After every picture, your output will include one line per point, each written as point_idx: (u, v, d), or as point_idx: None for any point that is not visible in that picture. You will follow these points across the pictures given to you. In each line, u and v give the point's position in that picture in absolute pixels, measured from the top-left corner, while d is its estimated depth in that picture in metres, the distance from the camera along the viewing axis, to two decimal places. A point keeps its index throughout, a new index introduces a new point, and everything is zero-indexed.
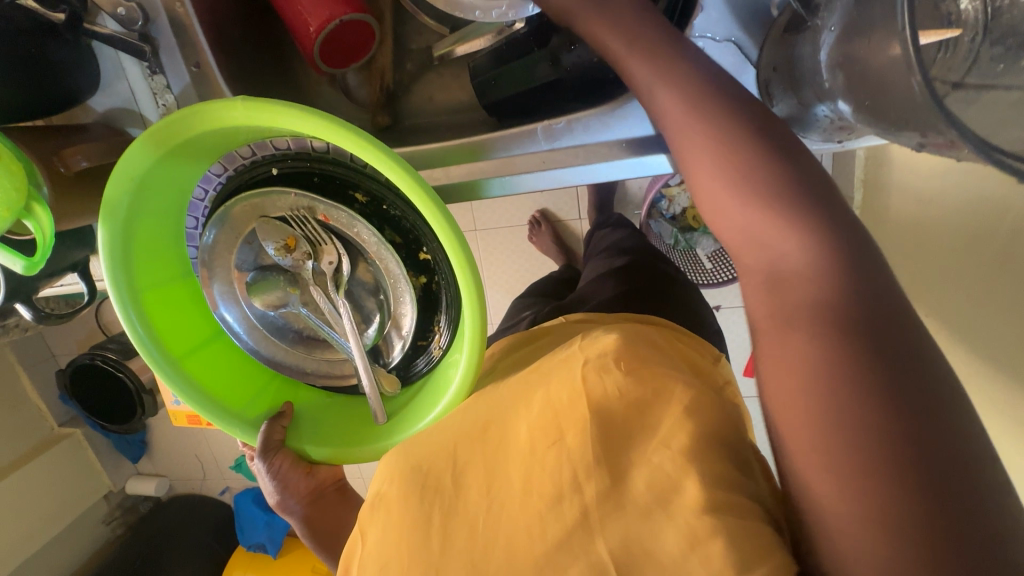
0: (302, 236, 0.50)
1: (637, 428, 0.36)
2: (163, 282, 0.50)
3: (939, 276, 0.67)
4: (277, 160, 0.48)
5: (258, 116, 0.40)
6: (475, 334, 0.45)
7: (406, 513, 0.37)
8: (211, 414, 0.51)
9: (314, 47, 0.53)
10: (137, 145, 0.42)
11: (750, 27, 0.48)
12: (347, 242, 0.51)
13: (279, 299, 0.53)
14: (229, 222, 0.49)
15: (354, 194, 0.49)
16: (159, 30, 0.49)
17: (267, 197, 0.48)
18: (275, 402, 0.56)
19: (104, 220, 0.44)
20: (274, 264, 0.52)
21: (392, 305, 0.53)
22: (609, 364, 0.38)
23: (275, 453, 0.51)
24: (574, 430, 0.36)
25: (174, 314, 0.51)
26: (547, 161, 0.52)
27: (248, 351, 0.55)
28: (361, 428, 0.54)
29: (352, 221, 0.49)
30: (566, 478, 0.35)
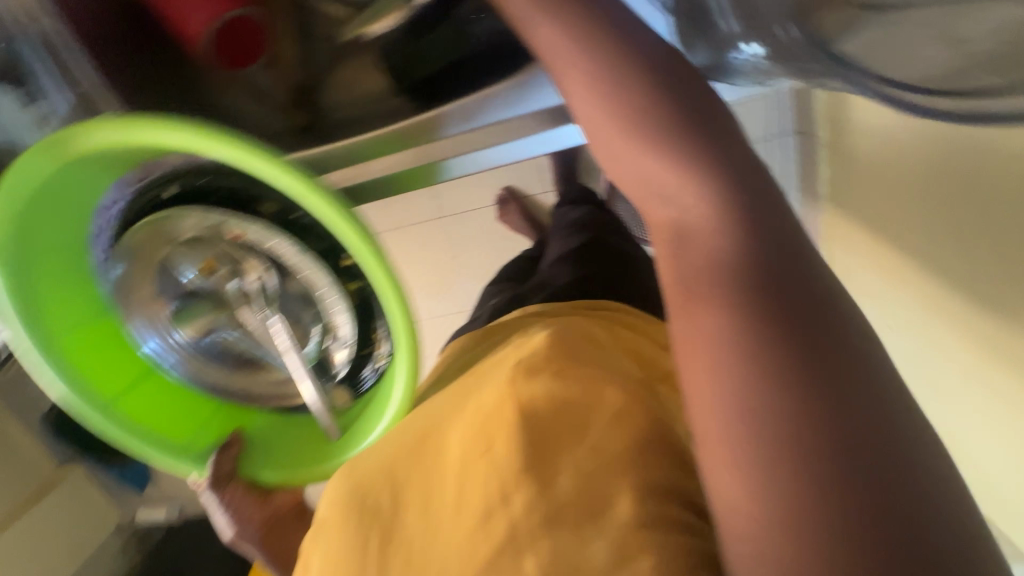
0: (218, 256, 0.48)
1: (567, 431, 0.36)
2: (76, 324, 0.48)
3: (906, 213, 0.64)
4: (172, 176, 0.44)
5: (132, 133, 0.38)
6: (407, 331, 0.42)
7: (345, 538, 0.37)
8: (149, 451, 0.48)
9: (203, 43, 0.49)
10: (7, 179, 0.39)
11: None
12: (267, 255, 0.48)
13: (207, 326, 0.51)
14: (139, 253, 0.48)
15: (263, 204, 0.44)
16: (27, 57, 0.49)
17: (169, 220, 0.46)
18: (224, 432, 0.53)
19: None
20: (196, 289, 0.50)
21: (327, 315, 0.50)
22: (538, 370, 0.38)
23: (226, 484, 0.50)
24: (502, 438, 0.35)
25: (99, 355, 0.49)
26: (467, 142, 0.51)
27: (187, 382, 0.53)
28: (315, 446, 0.52)
29: (267, 234, 0.45)
30: (495, 490, 0.34)
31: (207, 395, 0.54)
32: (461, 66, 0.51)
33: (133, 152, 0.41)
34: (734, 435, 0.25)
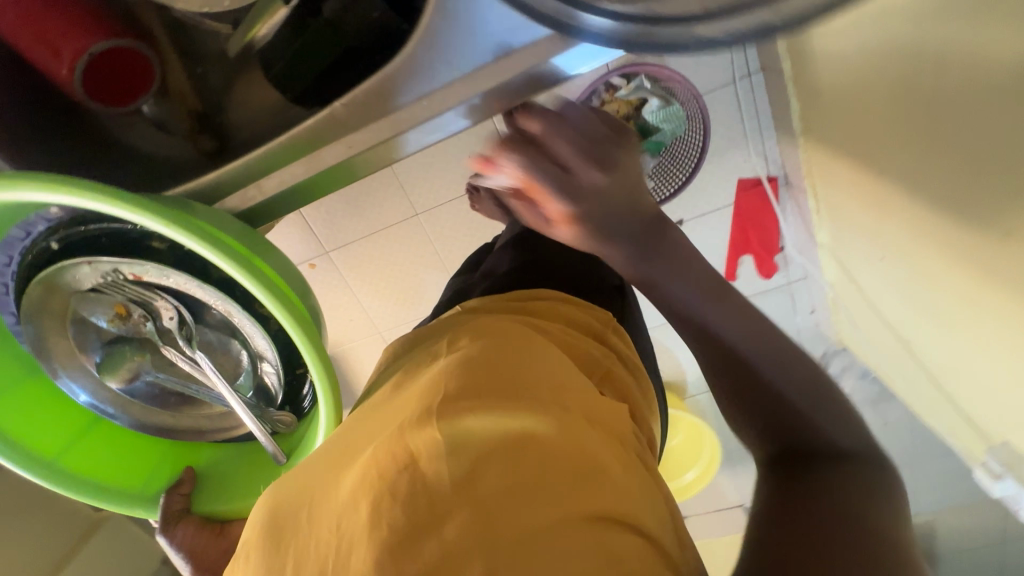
0: (128, 300, 0.47)
1: (505, 435, 0.32)
2: (3, 389, 0.48)
3: (857, 151, 0.58)
4: (53, 231, 0.43)
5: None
6: (314, 355, 0.45)
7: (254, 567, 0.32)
8: (103, 501, 0.51)
9: (84, 88, 0.48)
10: None
11: None
12: (174, 292, 0.47)
13: (133, 371, 0.50)
14: (43, 312, 0.46)
15: (153, 241, 0.44)
16: None
17: (61, 274, 0.44)
18: (175, 470, 0.55)
19: None
20: (117, 335, 0.49)
21: (251, 343, 0.50)
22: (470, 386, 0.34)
23: (176, 522, 0.52)
24: (429, 447, 0.31)
25: (30, 415, 0.49)
26: (353, 144, 0.45)
27: (132, 428, 0.53)
28: (259, 475, 0.53)
29: (162, 274, 0.44)
30: (422, 505, 0.29)
31: (158, 436, 0.55)
32: (343, 65, 0.48)
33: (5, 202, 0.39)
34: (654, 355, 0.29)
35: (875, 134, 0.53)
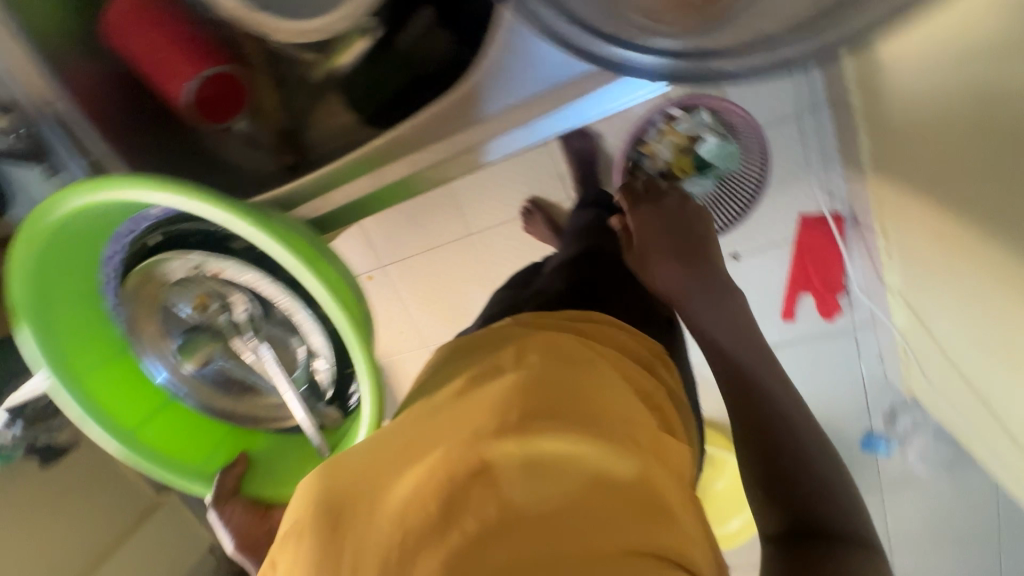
0: (209, 292, 0.53)
1: (570, 453, 0.33)
2: (100, 363, 0.55)
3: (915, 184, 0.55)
4: (156, 226, 0.50)
5: (100, 188, 0.43)
6: (362, 350, 0.46)
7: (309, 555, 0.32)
8: (167, 475, 0.55)
9: (189, 107, 0.55)
10: (18, 245, 0.46)
11: None
12: (247, 288, 0.52)
13: (205, 358, 0.55)
14: (142, 297, 0.54)
15: (236, 241, 0.49)
16: (49, 132, 0.54)
17: (159, 265, 0.51)
18: (228, 452, 0.59)
19: (21, 321, 0.49)
20: (196, 324, 0.55)
21: (308, 340, 0.54)
22: (544, 409, 0.35)
23: (227, 502, 0.54)
24: (501, 459, 0.32)
25: (117, 386, 0.55)
26: (416, 161, 0.49)
27: (200, 409, 0.59)
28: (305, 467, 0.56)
29: (239, 271, 0.50)
30: (489, 514, 0.31)
31: (220, 421, 0.60)
32: (413, 90, 0.53)
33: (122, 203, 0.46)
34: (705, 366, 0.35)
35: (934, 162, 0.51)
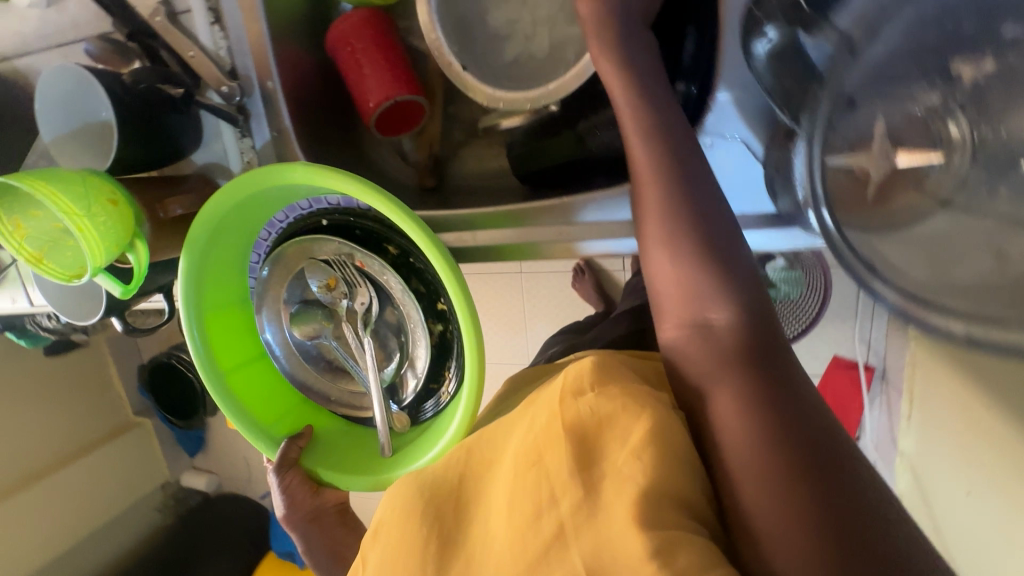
0: (340, 278, 0.60)
1: (608, 440, 0.41)
2: (222, 307, 0.60)
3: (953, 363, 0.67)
4: (327, 212, 0.59)
5: (315, 178, 0.50)
6: (473, 371, 0.51)
7: (406, 535, 0.45)
8: (243, 426, 0.58)
9: (372, 118, 0.63)
10: (216, 197, 0.53)
11: (758, 125, 0.51)
12: (377, 286, 0.60)
13: (315, 331, 0.62)
14: (284, 261, 0.61)
15: (389, 245, 0.59)
16: (253, 102, 0.60)
17: (316, 242, 0.60)
18: (297, 425, 0.63)
19: (186, 253, 0.54)
20: (315, 300, 0.62)
21: (410, 346, 0.60)
22: (584, 389, 0.44)
23: (288, 469, 0.58)
24: (551, 453, 0.41)
25: (230, 335, 0.61)
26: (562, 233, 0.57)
27: (285, 373, 0.64)
28: (368, 459, 0.59)
29: (383, 270, 0.59)
30: (545, 493, 0.40)
31: (297, 389, 0.65)
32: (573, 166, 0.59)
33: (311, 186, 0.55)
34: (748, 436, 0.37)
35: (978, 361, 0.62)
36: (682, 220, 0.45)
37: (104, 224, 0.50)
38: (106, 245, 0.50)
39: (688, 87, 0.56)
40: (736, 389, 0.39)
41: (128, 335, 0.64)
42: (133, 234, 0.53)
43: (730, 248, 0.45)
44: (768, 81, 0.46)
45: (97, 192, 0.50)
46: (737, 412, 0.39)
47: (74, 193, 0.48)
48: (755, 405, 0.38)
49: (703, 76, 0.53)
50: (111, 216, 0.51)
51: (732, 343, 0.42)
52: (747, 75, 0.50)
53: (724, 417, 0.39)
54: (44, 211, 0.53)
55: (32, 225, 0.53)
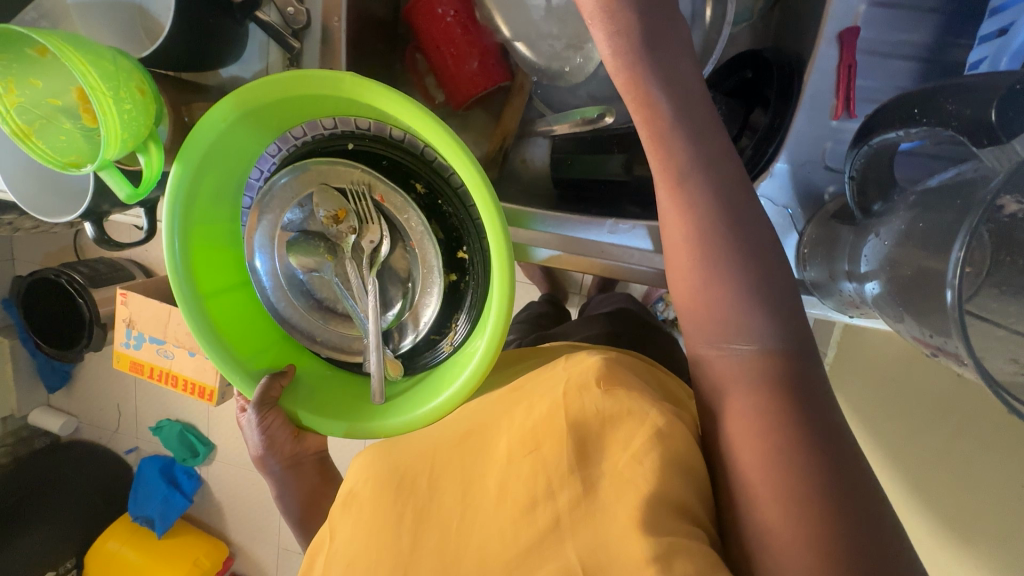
0: (352, 210, 0.59)
1: (607, 440, 0.42)
2: (209, 222, 0.56)
3: (869, 418, 0.90)
4: (354, 137, 0.58)
5: (364, 93, 0.49)
6: (497, 327, 0.50)
7: (377, 509, 0.43)
8: (220, 357, 0.55)
9: (460, 102, 0.72)
10: (232, 97, 0.49)
11: (804, 204, 0.56)
12: (391, 226, 0.60)
13: (314, 264, 0.60)
14: (294, 182, 0.58)
15: (416, 183, 0.59)
16: (311, 32, 0.60)
17: (333, 169, 0.58)
18: (273, 361, 0.60)
19: (179, 161, 0.51)
20: (318, 232, 0.60)
21: (417, 295, 0.61)
22: (591, 385, 0.44)
23: (269, 408, 0.56)
24: (551, 443, 0.42)
25: (212, 258, 0.57)
26: (580, 247, 0.65)
27: (265, 305, 0.61)
28: (356, 405, 0.58)
29: (406, 207, 0.58)
30: (542, 485, 0.41)
31: (277, 325, 0.62)
32: (609, 192, 0.68)
33: (352, 104, 0.52)
34: (759, 446, 0.40)
35: (893, 424, 0.84)
36: (746, 245, 0.45)
37: (128, 111, 0.46)
38: (124, 136, 0.46)
39: (761, 149, 0.56)
40: (751, 384, 0.43)
41: (99, 246, 0.58)
42: (150, 134, 0.49)
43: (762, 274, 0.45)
44: (857, 168, 0.46)
45: (126, 77, 0.46)
46: (756, 418, 0.42)
47: (104, 72, 0.44)
48: (761, 406, 0.42)
49: (766, 135, 0.56)
50: (138, 108, 0.47)
51: (727, 355, 0.45)
52: (809, 154, 0.55)
53: (741, 418, 0.42)
54: (44, 81, 0.48)
55: (27, 93, 0.47)
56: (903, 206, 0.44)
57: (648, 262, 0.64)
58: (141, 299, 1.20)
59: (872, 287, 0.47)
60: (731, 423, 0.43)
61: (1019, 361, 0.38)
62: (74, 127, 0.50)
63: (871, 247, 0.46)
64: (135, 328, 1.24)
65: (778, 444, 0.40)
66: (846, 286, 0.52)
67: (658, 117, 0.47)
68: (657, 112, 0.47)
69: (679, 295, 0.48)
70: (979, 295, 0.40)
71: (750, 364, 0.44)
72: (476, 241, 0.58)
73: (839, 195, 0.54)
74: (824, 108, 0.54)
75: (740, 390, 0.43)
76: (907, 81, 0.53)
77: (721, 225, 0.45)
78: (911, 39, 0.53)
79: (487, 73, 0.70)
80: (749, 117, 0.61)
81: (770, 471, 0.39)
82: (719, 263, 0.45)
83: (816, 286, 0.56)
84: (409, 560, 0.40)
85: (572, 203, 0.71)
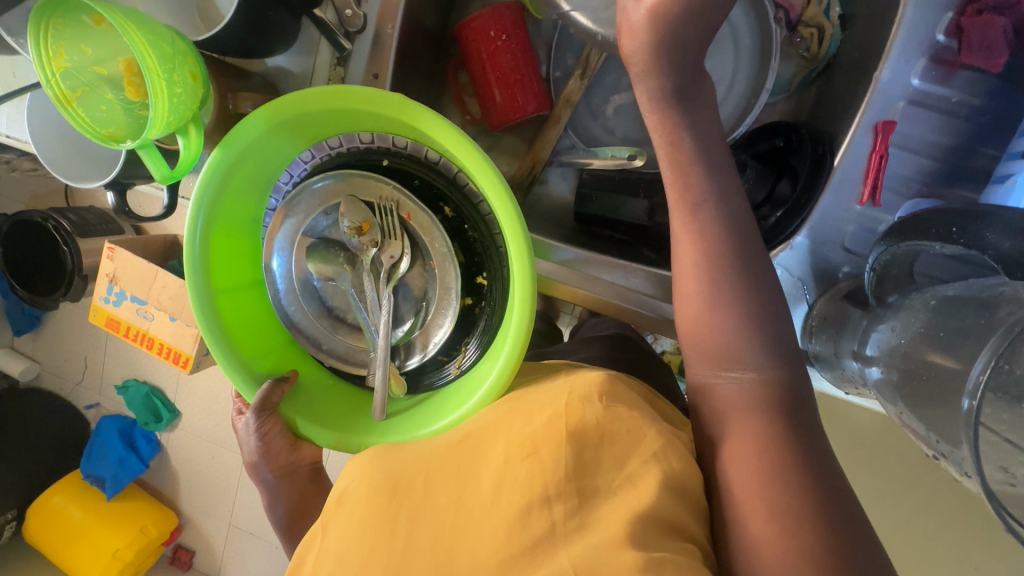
0: (377, 224, 0.59)
1: (607, 457, 0.41)
2: (231, 219, 0.55)
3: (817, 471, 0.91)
4: (390, 154, 0.59)
5: (412, 115, 0.49)
6: (507, 365, 0.51)
7: (370, 507, 0.42)
8: (225, 356, 0.54)
9: (498, 125, 0.72)
10: (280, 100, 0.49)
11: (818, 278, 0.58)
12: (415, 244, 0.60)
13: (332, 273, 0.60)
14: (320, 191, 0.58)
15: (444, 206, 0.60)
16: (365, 35, 0.60)
17: (365, 182, 0.58)
18: (275, 366, 0.59)
19: (220, 151, 0.50)
20: (339, 241, 0.60)
21: (431, 315, 0.61)
22: (594, 398, 0.44)
23: (268, 414, 0.55)
24: (549, 447, 0.41)
25: (228, 254, 0.56)
26: (596, 282, 0.66)
27: (275, 308, 0.61)
28: (356, 418, 0.58)
29: (432, 227, 0.58)
30: (538, 491, 0.39)
31: (285, 329, 0.62)
32: (630, 233, 0.69)
33: (395, 122, 0.52)
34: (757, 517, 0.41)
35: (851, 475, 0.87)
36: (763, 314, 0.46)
37: (178, 94, 0.45)
38: (170, 119, 0.46)
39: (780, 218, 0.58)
40: (754, 455, 0.43)
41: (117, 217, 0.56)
42: (193, 118, 0.49)
43: (774, 345, 0.46)
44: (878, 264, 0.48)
45: (181, 60, 0.46)
46: (753, 487, 0.42)
47: (161, 53, 0.44)
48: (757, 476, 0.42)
49: (791, 207, 0.57)
50: (188, 91, 0.46)
51: (729, 422, 0.45)
52: (829, 233, 0.57)
53: (740, 484, 0.42)
54: (93, 49, 0.48)
55: (75, 59, 0.47)
56: (921, 303, 0.47)
57: (660, 307, 0.65)
58: (130, 257, 1.18)
59: (875, 371, 0.50)
60: (729, 487, 0.43)
61: (1009, 470, 0.39)
62: (114, 98, 0.49)
63: (874, 338, 0.50)
64: (118, 284, 1.21)
65: (774, 516, 0.40)
66: (851, 365, 0.55)
67: (695, 178, 0.48)
68: (695, 169, 0.48)
69: (690, 352, 0.49)
70: (986, 403, 0.41)
71: (753, 433, 0.44)
72: (498, 268, 0.59)
73: (854, 276, 0.56)
74: (851, 193, 0.56)
75: (741, 459, 0.43)
76: (929, 178, 0.56)
77: (740, 288, 0.46)
78: (938, 140, 0.55)
79: (532, 98, 0.71)
80: (775, 186, 0.61)
81: (766, 538, 0.40)
82: (735, 331, 0.46)
83: (818, 358, 0.59)
84: (401, 559, 0.38)
85: (594, 239, 0.72)
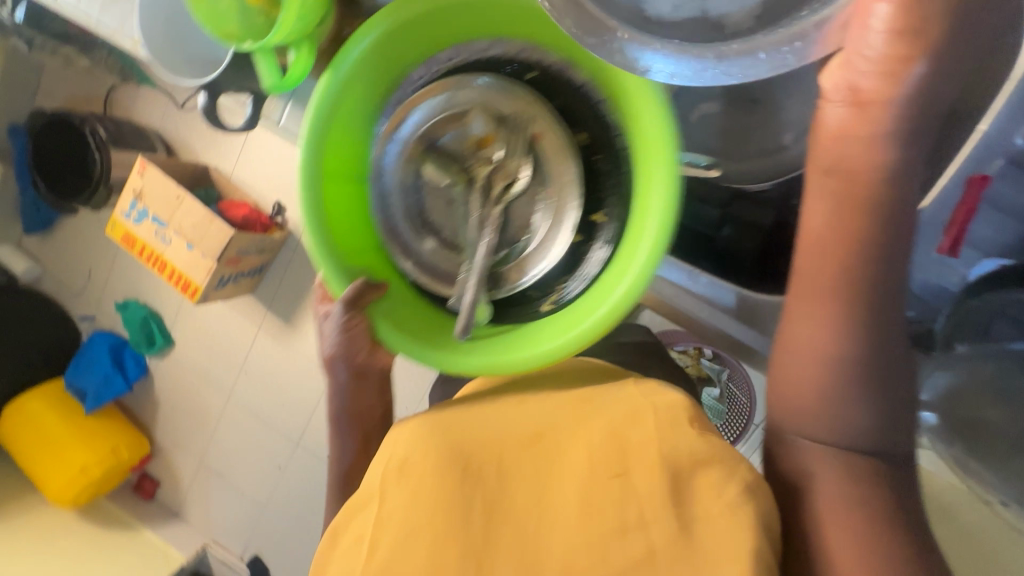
0: (501, 138, 0.59)
1: (696, 487, 0.40)
2: (358, 100, 0.53)
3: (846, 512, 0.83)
4: (539, 68, 0.56)
5: None
6: (626, 294, 0.46)
7: (440, 495, 0.40)
8: (317, 242, 0.51)
9: None
10: None
11: None
12: (537, 166, 0.59)
13: (444, 177, 0.59)
14: (454, 93, 0.58)
15: (579, 131, 0.58)
16: None
17: (503, 96, 0.58)
18: (365, 266, 0.56)
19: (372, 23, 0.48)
20: (458, 151, 0.59)
21: (535, 245, 0.60)
22: (684, 422, 0.42)
23: (356, 311, 0.53)
24: (643, 472, 0.40)
25: (346, 139, 0.54)
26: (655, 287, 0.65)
27: (377, 206, 0.59)
28: (439, 334, 0.54)
29: (563, 153, 0.58)
30: (632, 514, 0.39)
31: (381, 231, 0.59)
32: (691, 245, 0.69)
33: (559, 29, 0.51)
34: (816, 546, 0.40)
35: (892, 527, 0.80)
36: None
37: (304, 6, 0.45)
38: (290, 29, 0.46)
39: None
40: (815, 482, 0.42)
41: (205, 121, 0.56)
42: (309, 34, 0.48)
43: None
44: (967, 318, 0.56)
45: None
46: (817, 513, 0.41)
47: None
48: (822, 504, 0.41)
49: None
50: (312, 6, 0.46)
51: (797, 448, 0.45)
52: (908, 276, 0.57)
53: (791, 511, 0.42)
54: None
55: None
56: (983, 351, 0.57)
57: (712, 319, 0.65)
58: (159, 175, 1.16)
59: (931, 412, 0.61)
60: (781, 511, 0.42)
61: None
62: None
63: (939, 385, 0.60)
64: (142, 201, 1.19)
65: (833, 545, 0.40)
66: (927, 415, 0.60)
67: None
68: None
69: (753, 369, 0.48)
70: None
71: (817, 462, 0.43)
72: (618, 202, 0.56)
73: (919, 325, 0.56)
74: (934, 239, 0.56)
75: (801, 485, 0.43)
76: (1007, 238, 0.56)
77: None
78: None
79: None
80: None
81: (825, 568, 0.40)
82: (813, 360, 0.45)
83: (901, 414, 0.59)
84: (481, 551, 0.39)
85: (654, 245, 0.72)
